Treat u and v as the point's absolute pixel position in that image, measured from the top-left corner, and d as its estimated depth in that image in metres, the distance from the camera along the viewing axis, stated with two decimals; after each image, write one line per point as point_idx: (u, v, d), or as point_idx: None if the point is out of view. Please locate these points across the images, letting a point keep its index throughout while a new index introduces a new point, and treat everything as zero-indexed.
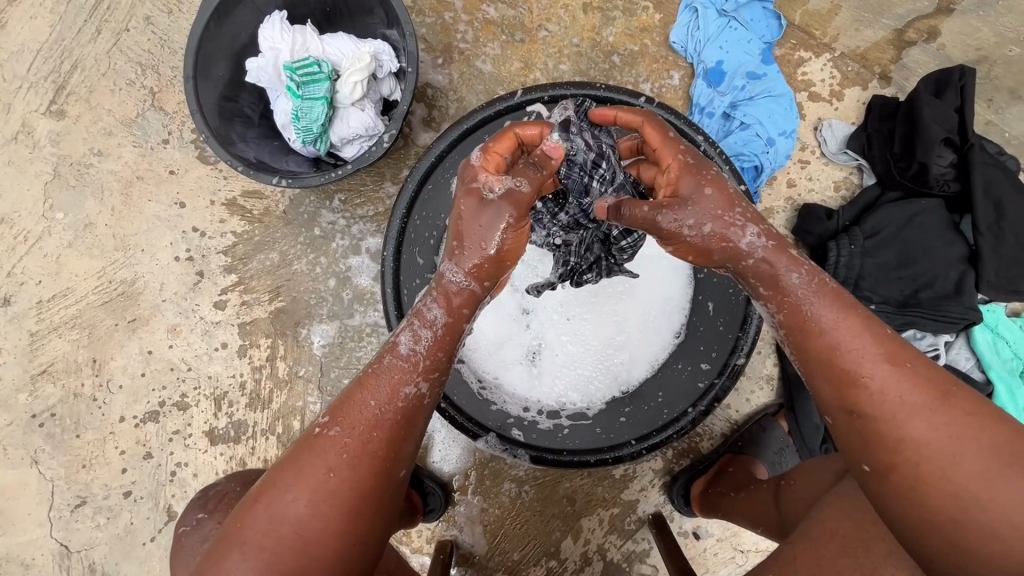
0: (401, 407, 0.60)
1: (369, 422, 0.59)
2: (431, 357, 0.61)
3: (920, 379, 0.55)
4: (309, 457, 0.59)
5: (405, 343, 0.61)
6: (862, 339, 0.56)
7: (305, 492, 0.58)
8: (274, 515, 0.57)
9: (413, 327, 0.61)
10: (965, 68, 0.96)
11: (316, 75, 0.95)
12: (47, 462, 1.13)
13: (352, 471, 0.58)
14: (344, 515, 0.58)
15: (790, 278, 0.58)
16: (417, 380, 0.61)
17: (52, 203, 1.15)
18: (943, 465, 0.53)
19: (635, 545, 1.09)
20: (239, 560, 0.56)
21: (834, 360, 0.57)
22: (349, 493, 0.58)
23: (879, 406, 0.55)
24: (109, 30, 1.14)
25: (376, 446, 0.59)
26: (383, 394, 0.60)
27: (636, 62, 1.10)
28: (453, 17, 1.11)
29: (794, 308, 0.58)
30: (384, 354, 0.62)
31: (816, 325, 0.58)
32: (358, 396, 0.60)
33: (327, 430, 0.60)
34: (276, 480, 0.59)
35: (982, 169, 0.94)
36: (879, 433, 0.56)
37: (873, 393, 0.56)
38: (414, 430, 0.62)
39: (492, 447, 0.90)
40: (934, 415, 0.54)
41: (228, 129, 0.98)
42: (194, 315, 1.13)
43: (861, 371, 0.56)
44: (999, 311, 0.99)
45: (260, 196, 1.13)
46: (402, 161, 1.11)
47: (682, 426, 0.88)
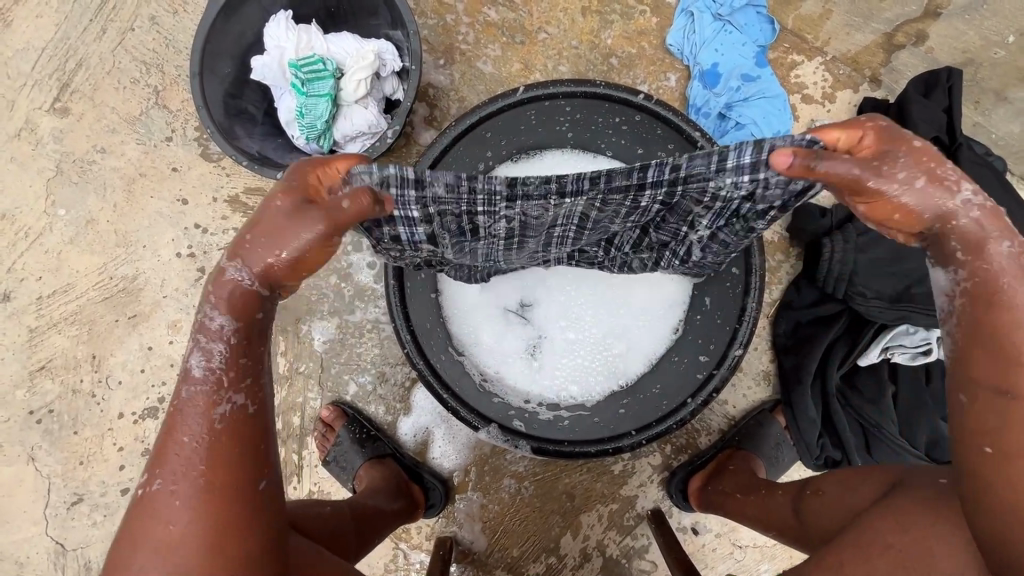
0: (221, 428, 0.57)
1: (190, 457, 0.56)
2: (236, 370, 0.58)
3: None
4: (150, 519, 0.55)
5: (196, 364, 0.57)
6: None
7: (151, 551, 0.54)
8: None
9: (201, 344, 0.57)
10: (952, 69, 0.99)
11: (321, 73, 0.96)
12: (44, 459, 1.12)
13: (200, 513, 0.55)
14: (203, 561, 0.54)
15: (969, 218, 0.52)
16: (228, 395, 0.57)
17: (53, 199, 1.15)
18: None
19: (633, 541, 1.10)
20: None
21: (997, 340, 0.53)
22: (205, 534, 0.54)
23: (1013, 390, 0.52)
24: (115, 29, 1.15)
25: (213, 477, 0.56)
26: (198, 426, 0.56)
27: (634, 64, 1.12)
28: (455, 19, 1.13)
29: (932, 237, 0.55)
30: (184, 385, 0.57)
31: (1003, 285, 0.53)
32: (172, 440, 0.57)
33: (152, 485, 0.56)
34: (125, 541, 0.55)
35: (971, 168, 0.97)
36: (1005, 421, 0.53)
37: (1009, 377, 0.53)
38: (246, 443, 0.58)
39: (493, 437, 0.92)
40: None
41: (232, 125, 0.99)
42: (195, 311, 1.14)
43: (1010, 348, 0.52)
44: None
45: (262, 193, 1.14)
46: (404, 159, 1.12)
47: (683, 417, 0.89)
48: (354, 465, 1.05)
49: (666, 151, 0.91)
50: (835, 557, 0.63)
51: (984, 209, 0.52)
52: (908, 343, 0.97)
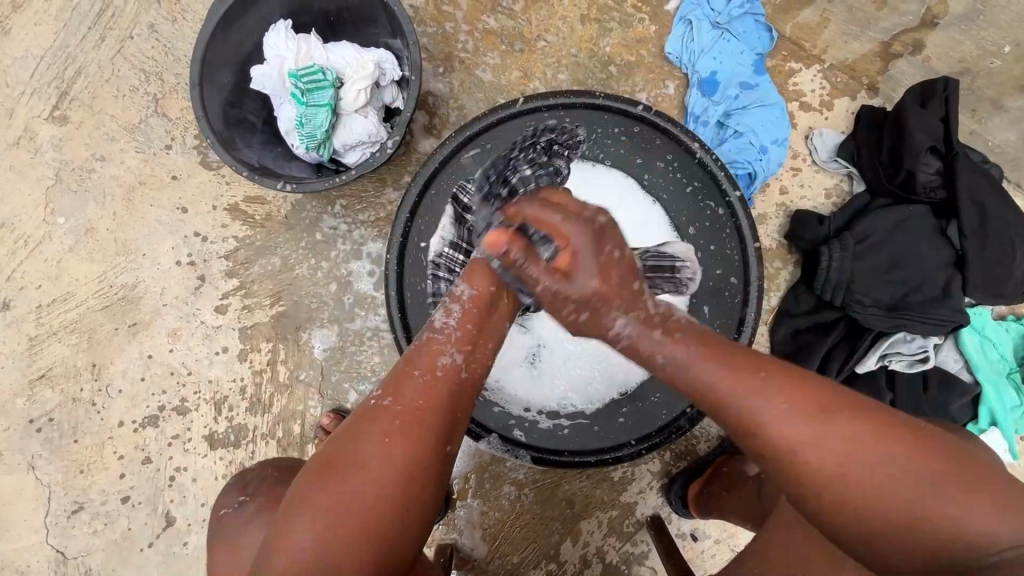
0: (441, 375, 0.67)
1: (419, 390, 0.65)
2: (461, 331, 0.70)
3: (800, 406, 0.58)
4: (357, 437, 0.62)
5: (439, 320, 0.71)
6: (766, 384, 0.60)
7: (356, 464, 0.60)
8: (330, 493, 0.58)
9: (446, 305, 0.72)
10: (949, 79, 0.99)
11: (320, 83, 0.97)
12: (44, 468, 1.12)
13: (405, 436, 0.61)
14: (402, 479, 0.60)
15: (652, 334, 0.66)
16: (450, 351, 0.68)
17: (53, 207, 1.15)
18: (872, 494, 0.55)
19: (633, 547, 1.10)
20: (301, 535, 0.57)
21: (775, 438, 0.58)
22: (404, 454, 0.61)
23: (819, 469, 0.57)
24: (113, 37, 1.15)
25: (424, 411, 0.64)
26: (425, 365, 0.67)
27: (633, 72, 1.13)
28: (454, 27, 1.13)
29: (676, 366, 0.64)
30: (425, 335, 0.70)
31: (700, 376, 0.63)
32: (407, 373, 0.66)
33: (380, 400, 0.64)
34: (334, 455, 0.61)
35: (968, 176, 0.97)
36: (836, 485, 0.56)
37: (817, 454, 0.57)
38: (455, 400, 0.66)
39: (494, 447, 0.89)
40: (854, 442, 0.56)
41: (232, 135, 0.99)
42: (195, 320, 1.14)
43: (781, 436, 0.58)
44: (986, 314, 1.02)
45: (262, 201, 1.14)
46: (404, 168, 1.13)
47: (682, 426, 0.86)
48: None
49: (665, 162, 0.93)
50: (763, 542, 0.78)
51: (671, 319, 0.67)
52: (905, 351, 0.99)
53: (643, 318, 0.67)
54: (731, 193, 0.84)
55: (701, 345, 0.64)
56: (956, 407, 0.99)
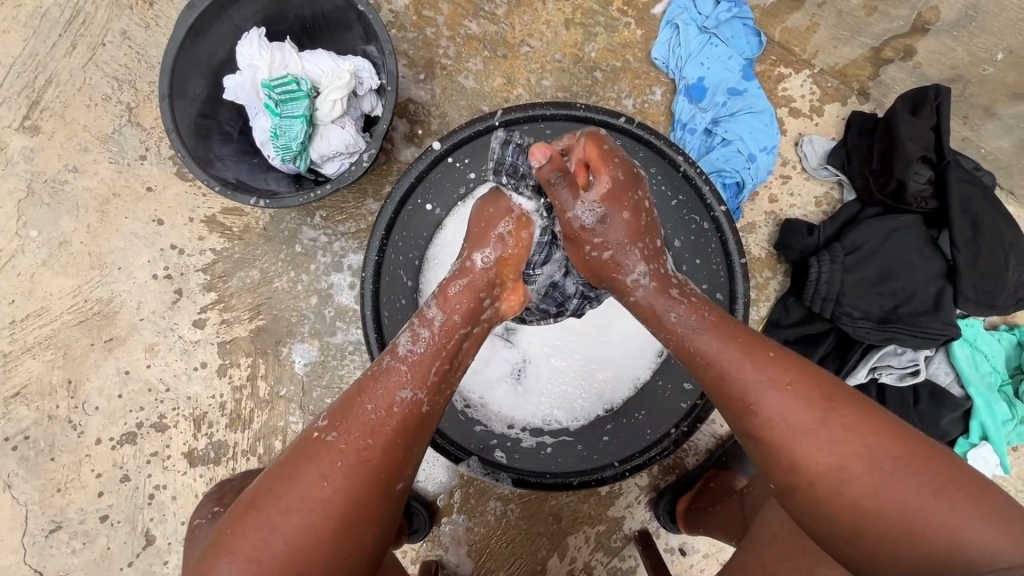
0: (398, 413, 0.63)
1: (368, 428, 0.61)
2: (424, 366, 0.66)
3: (804, 392, 0.59)
4: (293, 476, 0.59)
5: (404, 345, 0.67)
6: (772, 369, 0.60)
7: (287, 504, 0.58)
8: (259, 533, 0.57)
9: (414, 328, 0.68)
10: (940, 86, 0.97)
11: (295, 93, 0.94)
12: (20, 487, 1.10)
13: (346, 479, 0.59)
14: (335, 527, 0.58)
15: (665, 309, 0.66)
16: (413, 386, 0.64)
17: (25, 220, 1.12)
18: (866, 486, 0.55)
19: (620, 562, 1.09)
20: (225, 568, 0.56)
21: (771, 430, 0.59)
22: (343, 499, 0.59)
23: (815, 464, 0.57)
24: (85, 44, 1.12)
25: (372, 455, 0.60)
26: (381, 400, 0.63)
27: (619, 78, 1.10)
28: (435, 32, 1.10)
29: (681, 335, 0.65)
30: (385, 361, 0.66)
31: (705, 354, 0.63)
32: (358, 403, 0.62)
33: (325, 435, 0.61)
34: (262, 494, 0.59)
35: (959, 186, 0.95)
36: (827, 486, 0.57)
37: (812, 450, 0.57)
38: (413, 436, 0.63)
39: (473, 471, 0.88)
40: (853, 438, 0.56)
41: (205, 148, 0.97)
42: (172, 334, 1.11)
43: (780, 425, 0.59)
44: (977, 325, 1.00)
45: (239, 213, 1.11)
46: (384, 177, 1.10)
47: (665, 447, 0.87)
48: None
49: None
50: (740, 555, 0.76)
51: (692, 298, 0.67)
52: (896, 364, 0.97)
53: (656, 272, 0.69)
54: (717, 208, 0.82)
55: (713, 322, 0.65)
56: (947, 421, 0.97)
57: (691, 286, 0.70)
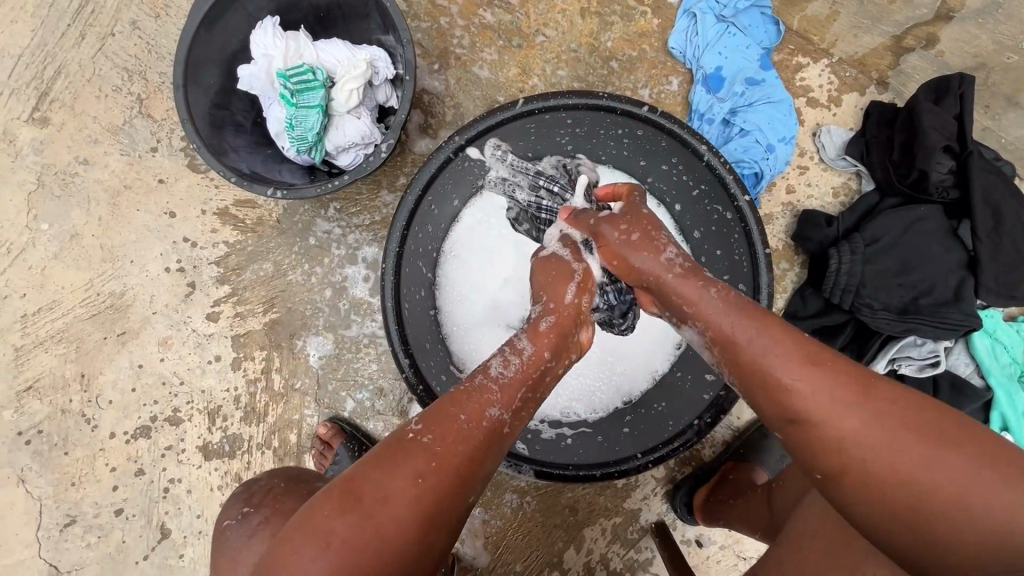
0: (486, 428, 0.61)
1: (462, 437, 0.59)
2: (511, 390, 0.64)
3: (835, 370, 0.56)
4: (392, 467, 0.56)
5: (495, 367, 0.66)
6: (798, 351, 0.57)
7: (383, 493, 0.55)
8: (356, 525, 0.53)
9: (505, 354, 0.68)
10: (964, 75, 0.96)
11: (311, 83, 0.92)
12: (34, 481, 1.09)
13: (438, 481, 0.56)
14: (420, 528, 0.54)
15: (703, 305, 0.65)
16: (502, 406, 0.63)
17: (36, 212, 1.11)
18: (905, 468, 0.50)
19: (637, 554, 1.09)
20: (310, 560, 0.52)
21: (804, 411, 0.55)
22: (433, 499, 0.55)
23: (848, 449, 0.53)
24: (94, 34, 1.10)
25: (461, 460, 0.58)
26: (472, 411, 0.61)
27: (635, 68, 1.09)
28: (450, 22, 1.09)
29: (703, 319, 0.64)
30: (477, 380, 0.65)
31: (729, 337, 0.61)
32: (452, 410, 0.61)
33: (420, 436, 0.58)
34: (358, 482, 0.55)
35: (981, 176, 0.94)
36: (859, 472, 0.52)
37: (842, 434, 0.53)
38: (496, 452, 0.61)
39: (495, 461, 0.85)
40: (883, 420, 0.52)
41: (219, 138, 0.95)
42: (186, 328, 1.11)
43: (810, 406, 0.55)
44: (997, 316, 1.00)
45: (252, 205, 1.10)
46: (399, 169, 1.09)
47: (689, 439, 0.83)
48: None
49: (670, 164, 0.89)
50: (777, 555, 0.76)
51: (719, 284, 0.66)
52: (916, 355, 0.96)
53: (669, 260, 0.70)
54: (740, 198, 0.80)
55: (731, 310, 0.63)
56: (966, 412, 0.97)
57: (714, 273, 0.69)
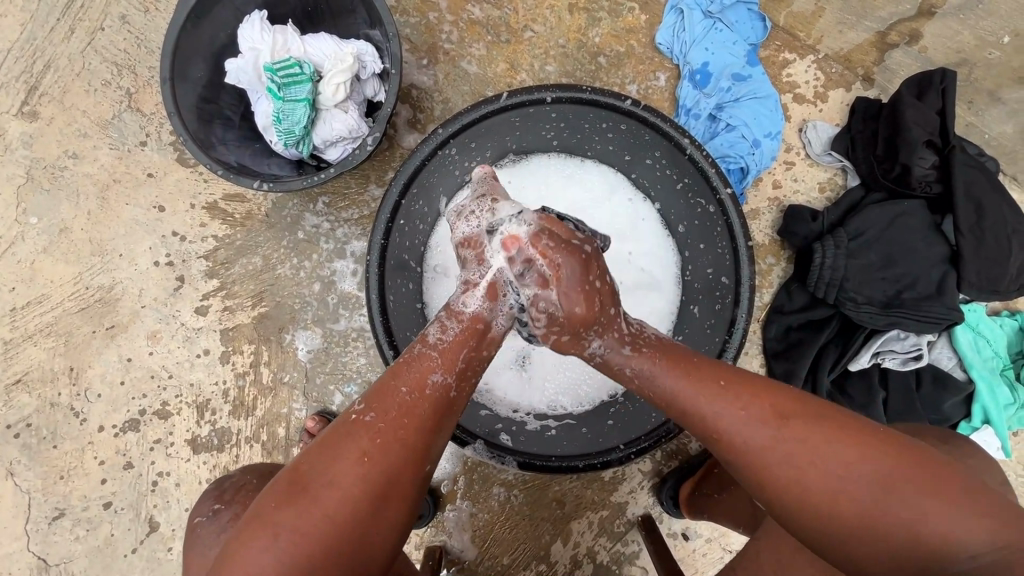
0: (429, 396, 0.64)
1: (403, 408, 0.62)
2: (453, 353, 0.67)
3: (758, 407, 0.60)
4: (334, 449, 0.59)
5: (433, 334, 0.68)
6: (724, 396, 0.62)
7: (331, 476, 0.58)
8: (303, 510, 0.56)
9: (443, 321, 0.69)
10: (946, 71, 0.96)
11: (297, 76, 0.93)
12: (23, 474, 1.10)
13: (382, 455, 0.59)
14: (369, 501, 0.57)
15: (621, 351, 0.69)
16: (443, 371, 0.65)
17: (25, 207, 1.12)
18: (835, 493, 0.55)
19: (624, 547, 1.09)
20: (266, 545, 0.54)
21: (744, 454, 0.59)
22: (381, 472, 0.58)
23: (781, 478, 0.57)
24: (83, 28, 1.11)
25: (405, 436, 0.61)
26: (412, 381, 0.64)
27: (623, 64, 1.09)
28: (438, 17, 1.09)
29: (641, 376, 0.67)
30: (418, 348, 0.67)
31: (669, 389, 0.65)
32: (392, 384, 0.64)
33: (362, 415, 0.61)
34: (304, 469, 0.59)
35: (964, 170, 0.95)
36: (799, 506, 0.57)
37: (778, 472, 0.58)
38: (443, 419, 0.64)
39: (480, 454, 0.86)
40: (807, 442, 0.57)
41: (207, 132, 0.96)
42: (175, 322, 1.11)
43: (749, 449, 0.59)
44: (980, 310, 1.01)
45: (241, 199, 1.10)
46: (387, 163, 1.09)
47: (670, 430, 0.84)
48: None
49: (654, 159, 0.90)
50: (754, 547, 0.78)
51: (644, 347, 0.69)
52: (899, 349, 0.97)
53: (614, 338, 0.69)
54: (722, 190, 0.81)
55: (663, 357, 0.67)
56: (948, 405, 0.98)
57: (647, 327, 0.72)
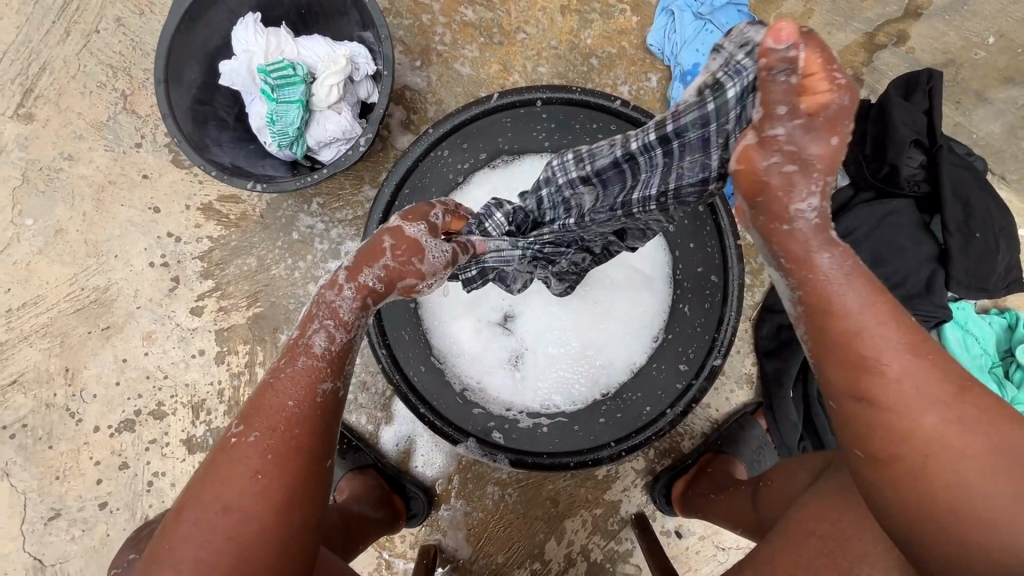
0: (321, 402, 0.58)
1: (292, 422, 0.56)
2: (342, 360, 0.60)
3: (942, 370, 0.47)
4: (225, 470, 0.53)
5: (319, 343, 0.59)
6: (910, 333, 0.47)
7: (224, 501, 0.52)
8: (201, 541, 0.51)
9: (328, 327, 0.60)
10: (933, 71, 0.97)
11: (291, 78, 0.94)
12: (18, 474, 1.10)
13: (280, 473, 0.54)
14: (272, 519, 0.52)
15: (818, 256, 0.47)
16: (332, 377, 0.59)
17: (21, 208, 1.12)
18: (988, 495, 0.44)
19: (617, 545, 1.10)
20: None
21: (895, 417, 0.46)
22: (283, 488, 0.53)
23: (939, 450, 0.45)
24: (78, 31, 1.11)
25: (295, 452, 0.55)
26: (299, 393, 0.57)
27: (615, 65, 1.10)
28: (431, 19, 1.10)
29: (814, 280, 0.47)
30: (301, 355, 0.59)
31: (846, 309, 0.47)
32: (274, 398, 0.57)
33: (244, 437, 0.55)
34: (191, 500, 0.53)
35: (951, 170, 0.96)
36: (944, 489, 0.45)
37: (921, 455, 0.46)
38: (332, 424, 0.59)
39: (472, 452, 0.89)
40: (979, 429, 0.45)
41: (201, 134, 0.97)
42: (169, 322, 1.12)
43: (909, 413, 0.46)
44: (969, 308, 1.02)
45: (236, 201, 1.11)
46: (381, 164, 1.10)
47: (662, 428, 0.86)
48: (336, 478, 1.04)
49: None
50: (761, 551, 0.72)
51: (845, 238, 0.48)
52: None
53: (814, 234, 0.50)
54: None
55: (854, 269, 0.47)
56: None
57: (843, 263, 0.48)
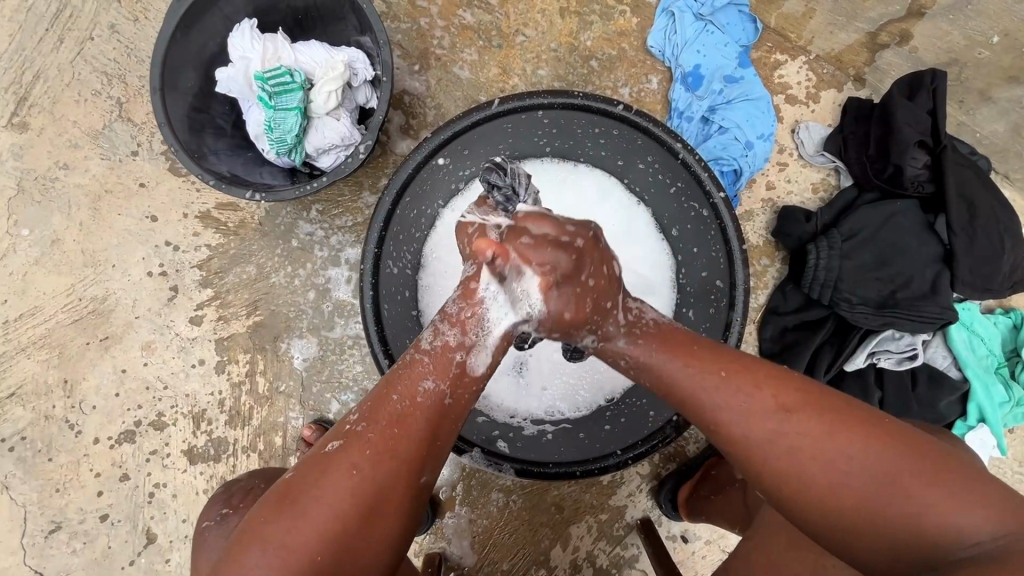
0: (423, 403, 0.63)
1: (394, 418, 0.61)
2: (446, 359, 0.65)
3: (741, 389, 0.59)
4: (325, 467, 0.58)
5: (426, 339, 0.67)
6: (709, 378, 0.61)
7: (328, 489, 0.56)
8: (290, 521, 0.55)
9: (437, 325, 0.67)
10: (936, 71, 0.97)
11: (288, 85, 0.93)
12: (18, 487, 1.09)
13: (377, 469, 0.58)
14: (362, 514, 0.56)
15: (617, 341, 0.67)
16: (436, 378, 0.64)
17: (16, 218, 1.11)
18: (840, 483, 0.53)
19: (623, 551, 1.09)
20: (258, 558, 0.53)
21: (743, 449, 0.58)
22: (371, 490, 0.57)
23: (780, 462, 0.56)
24: (73, 38, 1.10)
25: (397, 454, 0.59)
26: (406, 390, 0.63)
27: (615, 67, 1.09)
28: (429, 22, 1.09)
29: (640, 366, 0.66)
30: (408, 355, 0.66)
31: (670, 379, 0.63)
32: (388, 396, 0.62)
33: (357, 425, 0.60)
34: (297, 484, 0.57)
35: (955, 169, 0.95)
36: (805, 491, 0.55)
37: (787, 463, 0.56)
38: (441, 428, 0.63)
39: (477, 462, 0.86)
40: (829, 438, 0.55)
41: (199, 142, 0.95)
42: (169, 332, 1.11)
43: (745, 442, 0.58)
44: (974, 308, 1.01)
45: (234, 208, 1.10)
46: (381, 170, 1.09)
47: (668, 435, 0.84)
48: None
49: (646, 163, 0.90)
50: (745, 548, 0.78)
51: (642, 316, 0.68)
52: (895, 348, 0.97)
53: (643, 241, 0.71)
54: (716, 195, 0.81)
55: (660, 344, 0.65)
56: (944, 404, 0.98)
57: (647, 312, 0.69)
